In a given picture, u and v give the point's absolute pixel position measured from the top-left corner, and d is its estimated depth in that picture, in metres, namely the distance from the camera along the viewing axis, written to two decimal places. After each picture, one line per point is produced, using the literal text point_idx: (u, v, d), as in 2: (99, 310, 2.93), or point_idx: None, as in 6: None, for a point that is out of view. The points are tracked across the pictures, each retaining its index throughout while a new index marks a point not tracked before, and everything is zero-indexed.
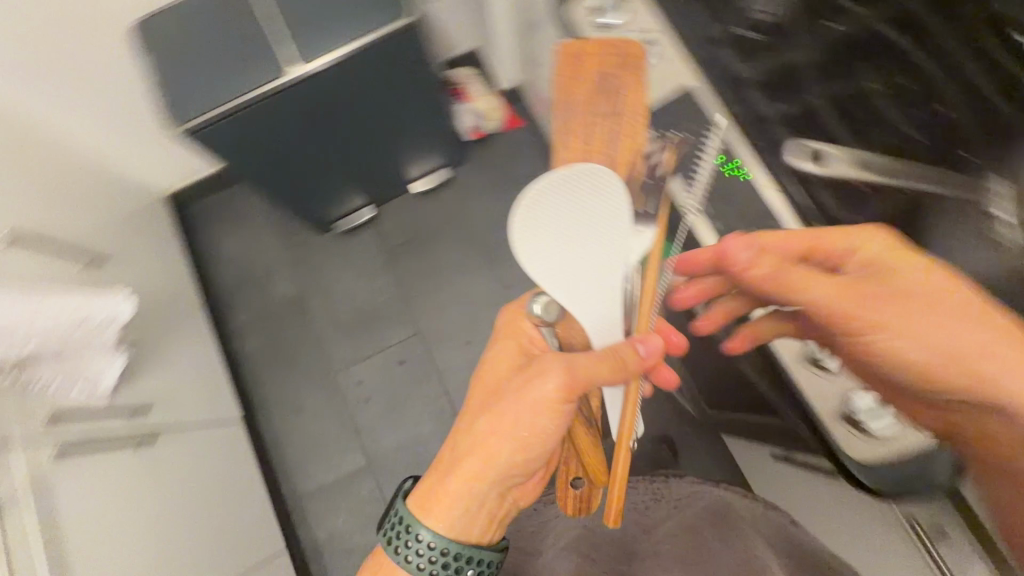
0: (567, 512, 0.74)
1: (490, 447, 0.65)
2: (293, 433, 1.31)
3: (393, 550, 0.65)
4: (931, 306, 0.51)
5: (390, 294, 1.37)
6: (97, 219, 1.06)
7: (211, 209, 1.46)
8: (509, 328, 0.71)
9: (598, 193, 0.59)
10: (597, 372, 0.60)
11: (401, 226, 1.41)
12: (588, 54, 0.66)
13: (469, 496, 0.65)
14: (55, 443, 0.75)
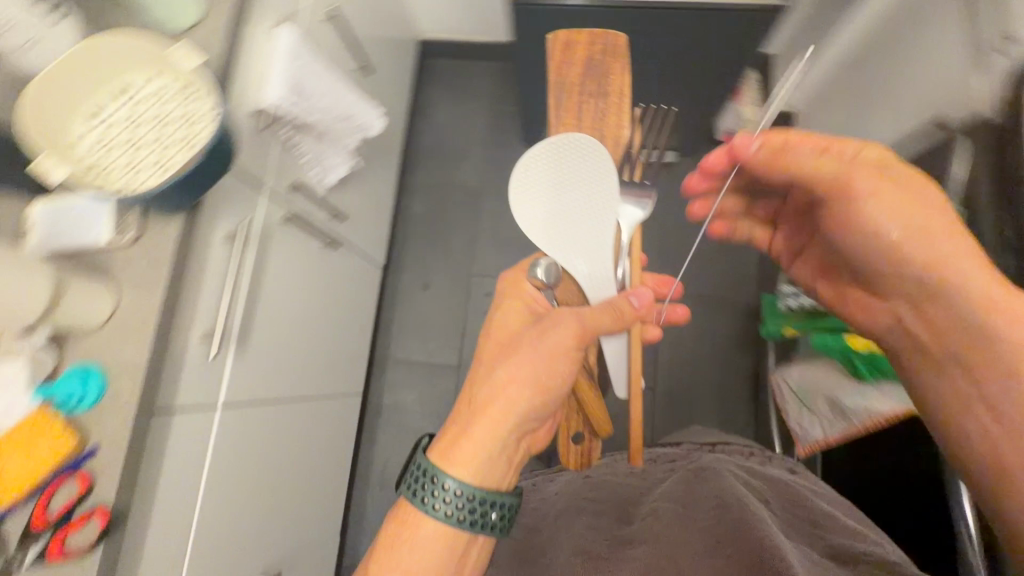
0: (568, 464, 0.63)
1: (508, 399, 0.58)
2: (411, 301, 1.36)
3: (418, 502, 0.55)
4: (909, 225, 0.52)
5: None
6: (379, 32, 1.10)
7: (446, 71, 1.48)
8: (508, 291, 0.68)
9: (583, 164, 0.57)
10: (598, 322, 0.58)
11: None
12: (580, 51, 0.63)
13: (488, 444, 0.57)
14: (287, 209, 0.80)
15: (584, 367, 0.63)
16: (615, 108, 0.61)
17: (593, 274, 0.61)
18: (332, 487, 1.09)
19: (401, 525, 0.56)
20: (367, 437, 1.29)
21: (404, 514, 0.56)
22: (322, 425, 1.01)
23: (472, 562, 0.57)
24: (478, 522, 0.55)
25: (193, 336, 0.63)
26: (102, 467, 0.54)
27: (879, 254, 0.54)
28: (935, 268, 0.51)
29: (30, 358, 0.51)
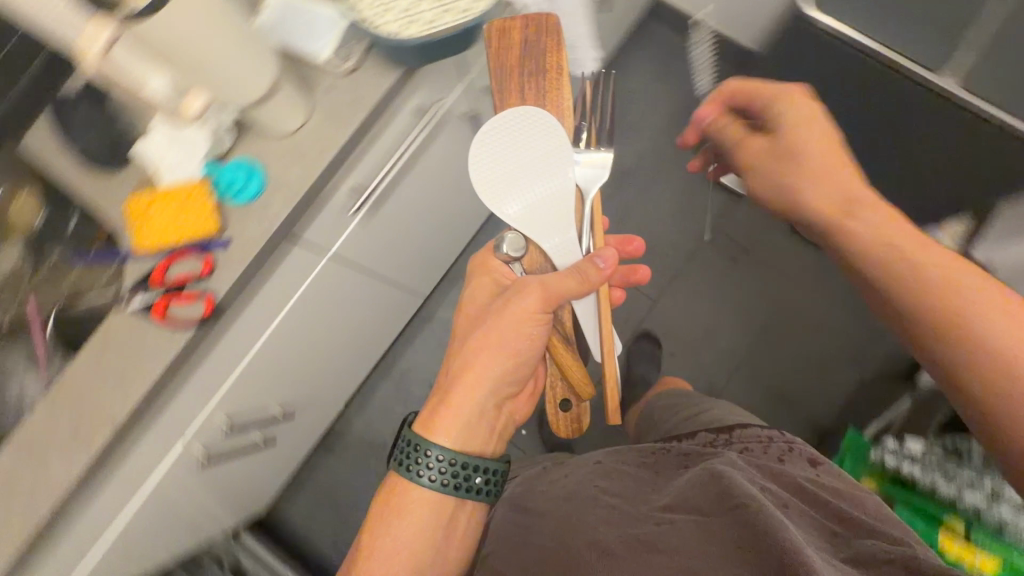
0: (559, 432, 0.61)
1: (483, 364, 0.56)
2: None
3: (407, 474, 0.54)
4: (791, 173, 0.56)
5: (676, 256, 1.28)
6: None
7: (664, 35, 1.33)
8: (479, 263, 0.62)
9: (534, 137, 0.58)
10: (563, 288, 0.55)
11: (752, 229, 1.28)
12: (517, 40, 0.59)
13: (468, 410, 0.55)
14: (471, 107, 0.77)
15: (557, 327, 0.59)
16: (552, 89, 0.59)
17: (564, 239, 0.59)
18: (362, 363, 1.13)
19: (391, 500, 0.55)
20: (408, 336, 1.32)
21: (395, 486, 0.55)
22: (384, 309, 1.03)
23: (460, 530, 0.57)
24: (463, 486, 0.54)
25: (341, 188, 0.63)
26: (225, 259, 0.56)
27: (846, 225, 0.52)
28: (863, 229, 0.51)
29: (213, 133, 0.54)
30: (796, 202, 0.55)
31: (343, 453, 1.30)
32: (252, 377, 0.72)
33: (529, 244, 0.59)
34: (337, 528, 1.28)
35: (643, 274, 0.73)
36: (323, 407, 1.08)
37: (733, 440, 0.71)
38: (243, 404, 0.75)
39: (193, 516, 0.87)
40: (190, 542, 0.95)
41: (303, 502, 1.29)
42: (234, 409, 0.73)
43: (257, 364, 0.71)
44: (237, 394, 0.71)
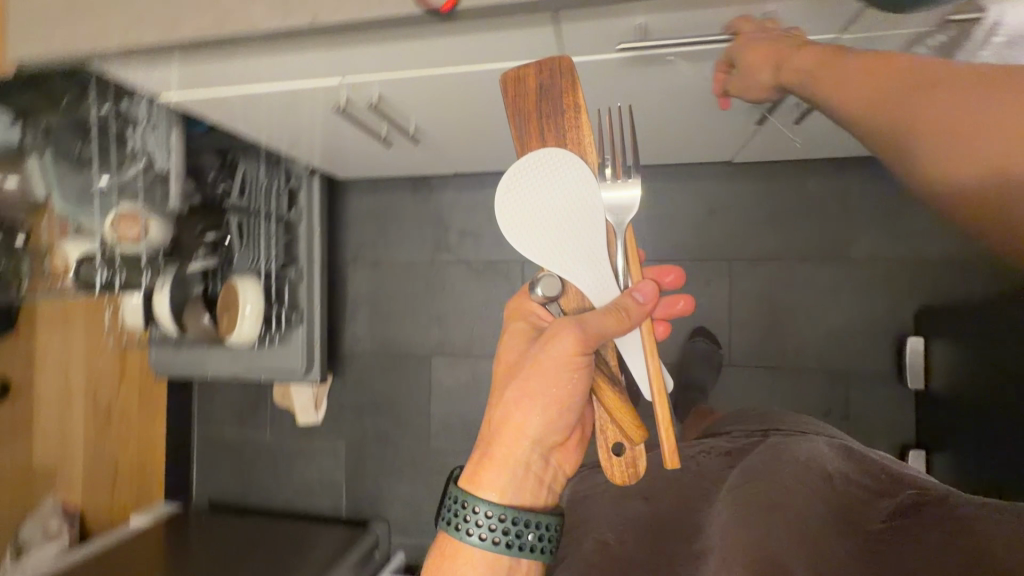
0: (613, 480, 0.58)
1: (527, 413, 0.58)
2: (688, 196, 1.20)
3: (458, 534, 0.57)
4: (801, 69, 0.57)
5: (790, 357, 1.16)
6: None
7: None
8: (512, 322, 0.63)
9: (563, 175, 0.53)
10: (609, 326, 0.54)
11: (871, 413, 1.12)
12: (536, 85, 0.59)
13: (511, 463, 0.58)
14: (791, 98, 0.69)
15: (603, 370, 0.56)
16: (574, 119, 0.56)
17: (598, 280, 0.55)
18: (494, 159, 1.13)
19: (444, 563, 0.58)
20: None
21: (446, 549, 0.58)
22: None
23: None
24: (515, 543, 0.57)
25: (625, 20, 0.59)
26: None
27: (864, 93, 0.53)
28: (860, 92, 0.53)
29: None
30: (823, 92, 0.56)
31: (419, 204, 1.37)
32: (422, 87, 0.76)
33: (567, 285, 0.56)
34: (370, 242, 1.41)
35: (688, 306, 0.61)
36: (442, 157, 1.12)
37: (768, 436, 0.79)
38: (398, 99, 0.81)
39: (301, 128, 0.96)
40: (284, 143, 1.06)
41: (368, 203, 1.41)
42: (390, 95, 0.79)
43: (434, 82, 0.74)
44: (401, 88, 0.77)
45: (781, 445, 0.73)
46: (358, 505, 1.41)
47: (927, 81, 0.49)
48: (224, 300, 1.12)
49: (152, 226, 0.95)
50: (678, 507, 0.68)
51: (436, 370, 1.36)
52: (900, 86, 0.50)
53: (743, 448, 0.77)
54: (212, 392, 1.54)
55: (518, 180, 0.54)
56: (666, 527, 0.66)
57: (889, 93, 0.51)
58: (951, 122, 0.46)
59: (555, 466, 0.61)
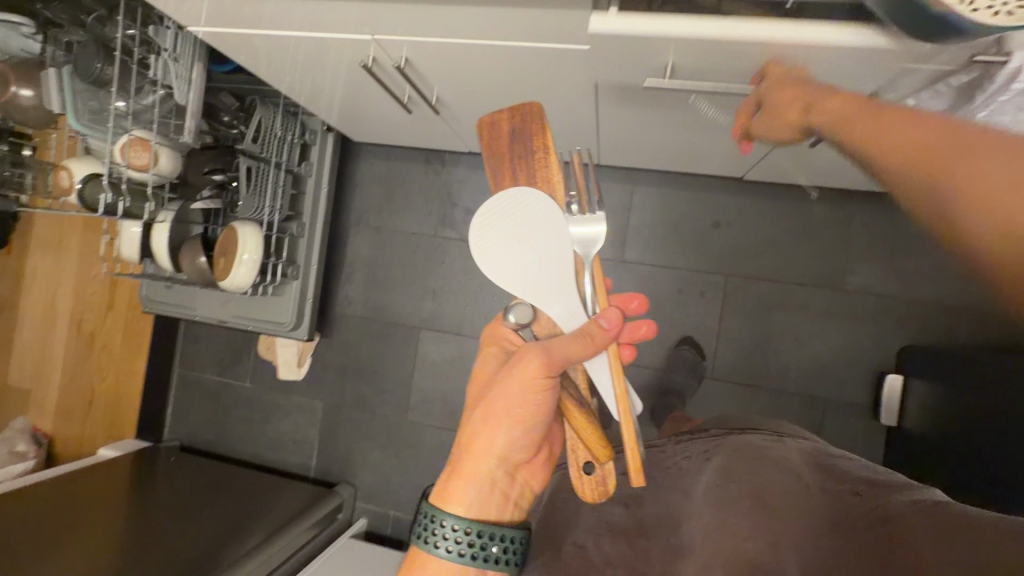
0: (584, 498, 0.56)
1: (494, 431, 0.57)
2: (696, 206, 1.21)
3: (427, 549, 0.55)
4: (828, 113, 0.51)
5: (772, 377, 1.17)
6: None
7: None
8: (484, 348, 0.62)
9: (529, 212, 0.51)
10: (573, 352, 0.52)
11: (841, 443, 1.14)
12: (506, 129, 0.55)
13: (478, 478, 0.57)
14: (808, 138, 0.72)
15: (569, 391, 0.56)
16: (541, 158, 0.53)
17: (566, 311, 0.53)
18: None
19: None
20: None
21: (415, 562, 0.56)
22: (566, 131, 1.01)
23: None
24: (481, 557, 0.55)
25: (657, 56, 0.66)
26: None
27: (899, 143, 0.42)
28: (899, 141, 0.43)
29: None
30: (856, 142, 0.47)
31: (429, 177, 1.37)
32: (450, 55, 0.77)
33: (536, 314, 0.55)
34: (375, 208, 1.41)
35: (651, 330, 0.54)
36: (459, 132, 1.13)
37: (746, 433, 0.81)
38: (424, 64, 0.82)
39: (325, 81, 0.97)
40: (303, 97, 1.06)
41: (378, 169, 1.41)
42: (416, 59, 0.80)
43: (462, 52, 0.75)
44: (429, 52, 0.77)
45: (755, 446, 0.74)
46: (327, 466, 1.42)
47: (973, 141, 0.38)
48: (223, 245, 1.09)
49: (162, 156, 0.94)
50: (663, 502, 0.68)
51: (423, 343, 1.37)
52: (940, 147, 0.40)
53: (716, 443, 0.77)
54: (197, 335, 1.53)
55: (487, 217, 0.52)
56: (654, 525, 0.66)
57: (933, 153, 0.40)
58: (990, 204, 0.36)
59: (522, 481, 0.60)
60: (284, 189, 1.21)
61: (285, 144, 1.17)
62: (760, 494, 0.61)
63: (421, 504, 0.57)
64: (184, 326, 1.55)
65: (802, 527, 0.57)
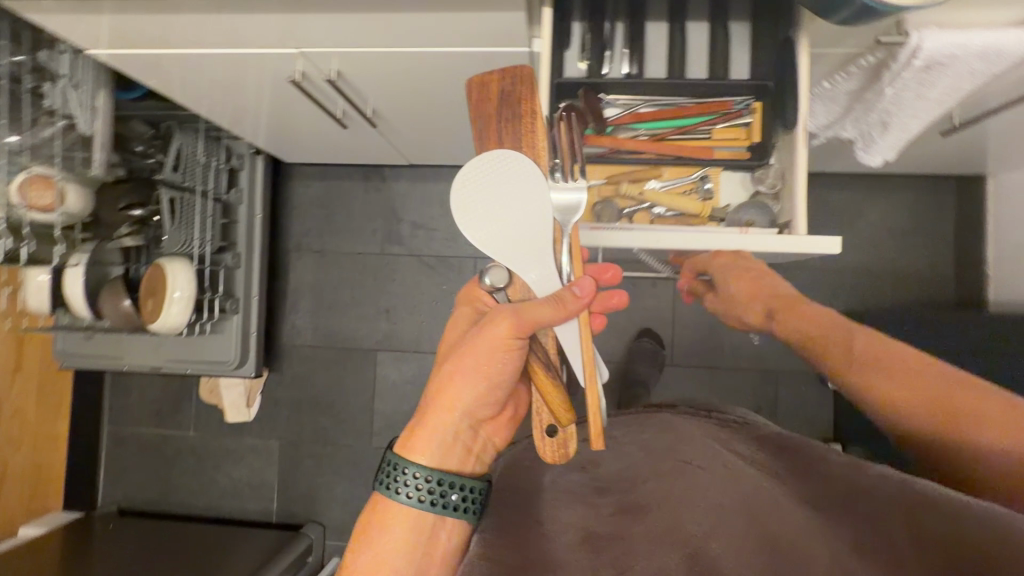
0: (543, 459, 0.55)
1: (461, 387, 0.55)
2: None
3: (388, 494, 0.54)
4: (793, 332, 0.84)
5: (727, 357, 1.22)
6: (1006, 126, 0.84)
7: (936, 210, 1.19)
8: (457, 311, 0.61)
9: (513, 179, 0.51)
10: (541, 315, 0.51)
11: (795, 410, 1.21)
12: (496, 86, 0.54)
13: (442, 429, 0.55)
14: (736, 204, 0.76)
15: (537, 354, 0.55)
16: (530, 122, 0.52)
17: (542, 278, 0.53)
18: (455, 150, 1.13)
19: (374, 524, 0.55)
20: None
21: (377, 506, 0.55)
22: None
23: (443, 545, 0.56)
24: (440, 504, 0.54)
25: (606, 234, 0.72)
26: None
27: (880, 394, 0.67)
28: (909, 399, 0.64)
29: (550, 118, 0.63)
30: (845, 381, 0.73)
31: (370, 194, 1.33)
32: (383, 67, 0.75)
33: (511, 275, 0.53)
34: (316, 230, 1.35)
35: (623, 299, 0.60)
36: (398, 145, 1.10)
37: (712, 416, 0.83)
38: (357, 77, 0.79)
39: (255, 101, 0.91)
40: (225, 119, 1.00)
41: (316, 188, 1.35)
42: (348, 72, 0.78)
43: (395, 62, 0.74)
44: (361, 64, 0.75)
45: (723, 436, 0.73)
46: (290, 508, 1.33)
47: (963, 397, 0.60)
48: (148, 284, 1.00)
49: (69, 192, 0.85)
50: (628, 479, 0.64)
51: (382, 365, 1.32)
52: (948, 414, 0.60)
53: (681, 422, 0.76)
54: (127, 385, 1.40)
55: (474, 179, 0.51)
56: (620, 498, 0.61)
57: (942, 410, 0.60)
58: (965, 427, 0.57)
59: (485, 439, 0.58)
60: (213, 219, 1.13)
61: (210, 171, 1.10)
62: (726, 477, 0.60)
63: (388, 450, 0.56)
64: (111, 377, 1.41)
65: (770, 502, 0.55)
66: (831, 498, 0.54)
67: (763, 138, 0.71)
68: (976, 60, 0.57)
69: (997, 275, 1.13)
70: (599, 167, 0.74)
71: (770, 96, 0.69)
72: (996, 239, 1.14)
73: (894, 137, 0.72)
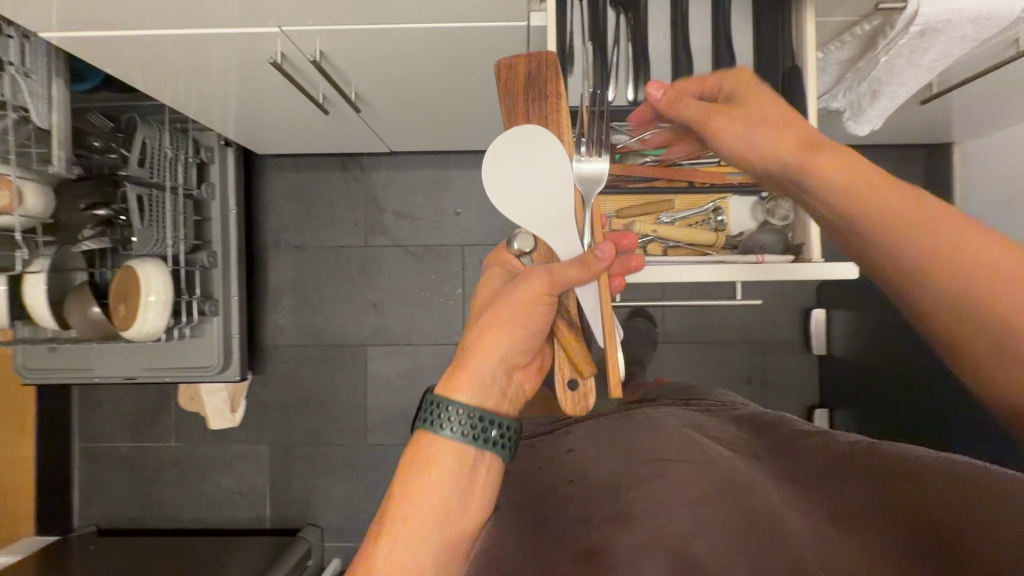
0: (562, 412, 0.52)
1: (499, 331, 0.49)
2: None
3: (432, 431, 0.48)
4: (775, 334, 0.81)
5: (718, 331, 1.25)
6: (980, 92, 0.87)
7: (910, 178, 1.23)
8: (490, 269, 0.55)
9: (531, 154, 0.49)
10: (574, 277, 0.48)
11: (784, 380, 1.24)
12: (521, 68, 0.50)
13: (483, 370, 0.50)
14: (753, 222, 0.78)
15: (563, 316, 0.51)
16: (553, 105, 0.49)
17: (573, 244, 0.50)
18: (442, 135, 1.10)
19: (414, 468, 0.48)
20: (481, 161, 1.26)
21: (418, 449, 0.49)
22: (495, 119, 1.00)
23: (482, 491, 0.49)
24: (482, 440, 0.48)
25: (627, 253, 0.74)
26: None
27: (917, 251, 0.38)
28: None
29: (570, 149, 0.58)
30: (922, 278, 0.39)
31: (350, 184, 1.28)
32: (369, 47, 0.72)
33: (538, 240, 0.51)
34: (294, 225, 1.29)
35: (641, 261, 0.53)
36: (379, 131, 1.06)
37: (699, 406, 0.82)
38: (342, 57, 0.75)
39: (230, 88, 0.86)
40: (193, 108, 0.93)
41: (292, 180, 1.29)
42: (333, 52, 0.73)
43: (382, 38, 0.70)
44: (347, 42, 0.71)
45: (709, 429, 0.72)
46: (285, 512, 1.29)
47: None
48: (123, 287, 0.94)
49: (26, 191, 0.80)
50: (608, 480, 0.64)
51: (373, 360, 1.28)
52: None
53: (669, 420, 0.75)
54: (98, 399, 1.32)
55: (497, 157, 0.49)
56: (605, 504, 0.60)
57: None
58: None
59: (517, 390, 0.52)
60: (186, 216, 1.06)
61: (178, 165, 1.03)
62: (710, 465, 0.62)
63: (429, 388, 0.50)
64: (79, 391, 1.32)
65: (755, 489, 0.57)
66: (812, 479, 0.57)
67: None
68: (969, 25, 0.59)
69: None
70: (612, 200, 0.76)
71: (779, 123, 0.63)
72: (964, 203, 1.19)
73: (882, 108, 0.74)
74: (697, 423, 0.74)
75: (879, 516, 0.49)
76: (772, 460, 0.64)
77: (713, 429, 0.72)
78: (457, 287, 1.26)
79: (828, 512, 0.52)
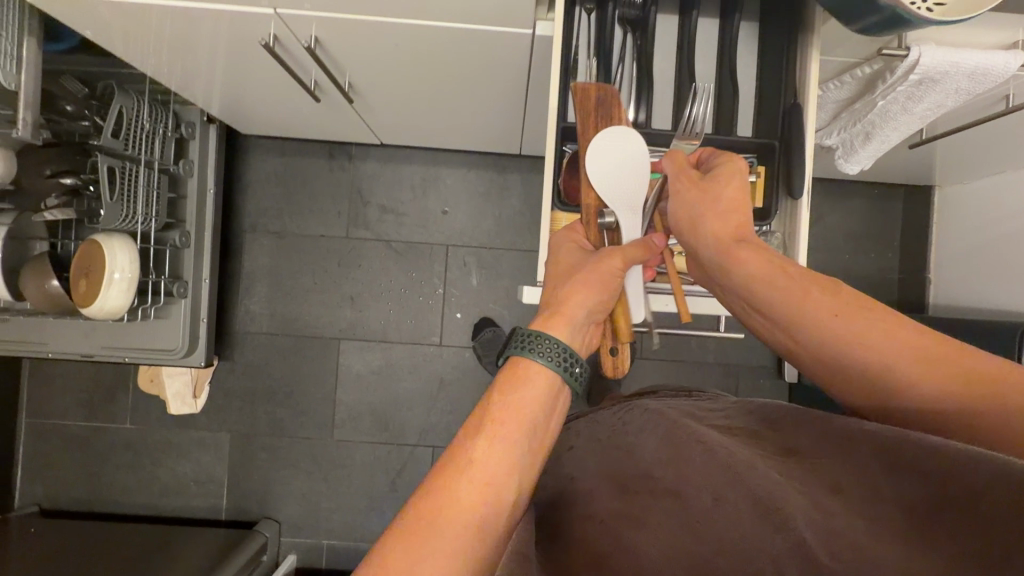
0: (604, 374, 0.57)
1: (586, 284, 0.51)
2: None
3: (523, 354, 0.47)
4: None
5: (694, 352, 1.26)
6: (963, 142, 0.90)
7: (889, 217, 1.26)
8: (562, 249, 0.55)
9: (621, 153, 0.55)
10: (636, 253, 0.53)
11: None
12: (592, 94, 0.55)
13: (575, 311, 0.50)
14: None
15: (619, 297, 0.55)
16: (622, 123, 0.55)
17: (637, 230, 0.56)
18: (435, 134, 1.08)
19: (502, 387, 0.45)
20: (473, 163, 1.24)
21: (512, 373, 0.46)
22: (491, 124, 0.98)
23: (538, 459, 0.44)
24: (569, 371, 0.47)
25: None
26: None
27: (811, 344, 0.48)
28: (937, 381, 0.42)
29: None
30: (830, 366, 0.47)
31: (335, 173, 1.25)
32: (366, 39, 0.70)
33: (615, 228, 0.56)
34: (273, 209, 1.25)
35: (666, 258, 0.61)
36: (369, 123, 1.03)
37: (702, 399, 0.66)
38: (338, 46, 0.72)
39: (215, 64, 0.82)
40: (172, 81, 0.89)
41: (276, 164, 1.25)
42: (328, 40, 0.71)
43: (378, 34, 0.68)
44: (339, 31, 0.68)
45: (698, 414, 0.56)
46: (241, 504, 1.25)
47: (925, 354, 0.43)
48: (85, 263, 0.91)
49: None
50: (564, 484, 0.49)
51: (345, 355, 1.25)
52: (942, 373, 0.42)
53: (657, 407, 0.59)
54: (50, 374, 1.26)
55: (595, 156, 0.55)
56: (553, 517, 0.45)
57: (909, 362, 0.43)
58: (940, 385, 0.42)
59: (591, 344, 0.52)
60: (160, 192, 1.01)
61: (155, 139, 0.98)
62: (690, 444, 0.46)
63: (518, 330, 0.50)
64: (29, 365, 1.26)
65: (747, 466, 0.41)
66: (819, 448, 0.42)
67: (763, 203, 0.63)
68: (964, 79, 0.59)
69: (937, 280, 1.22)
70: None
71: (776, 162, 0.61)
72: (938, 247, 1.23)
73: (872, 149, 0.75)
74: (686, 407, 0.58)
75: (903, 477, 0.35)
76: (766, 434, 0.47)
77: (699, 411, 0.56)
78: (438, 287, 1.24)
79: (833, 482, 0.37)
